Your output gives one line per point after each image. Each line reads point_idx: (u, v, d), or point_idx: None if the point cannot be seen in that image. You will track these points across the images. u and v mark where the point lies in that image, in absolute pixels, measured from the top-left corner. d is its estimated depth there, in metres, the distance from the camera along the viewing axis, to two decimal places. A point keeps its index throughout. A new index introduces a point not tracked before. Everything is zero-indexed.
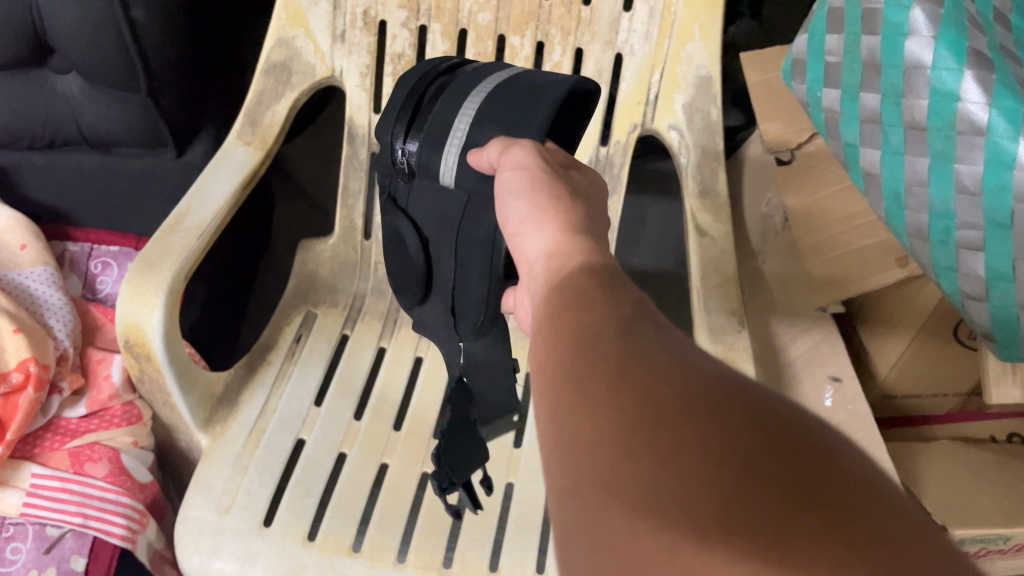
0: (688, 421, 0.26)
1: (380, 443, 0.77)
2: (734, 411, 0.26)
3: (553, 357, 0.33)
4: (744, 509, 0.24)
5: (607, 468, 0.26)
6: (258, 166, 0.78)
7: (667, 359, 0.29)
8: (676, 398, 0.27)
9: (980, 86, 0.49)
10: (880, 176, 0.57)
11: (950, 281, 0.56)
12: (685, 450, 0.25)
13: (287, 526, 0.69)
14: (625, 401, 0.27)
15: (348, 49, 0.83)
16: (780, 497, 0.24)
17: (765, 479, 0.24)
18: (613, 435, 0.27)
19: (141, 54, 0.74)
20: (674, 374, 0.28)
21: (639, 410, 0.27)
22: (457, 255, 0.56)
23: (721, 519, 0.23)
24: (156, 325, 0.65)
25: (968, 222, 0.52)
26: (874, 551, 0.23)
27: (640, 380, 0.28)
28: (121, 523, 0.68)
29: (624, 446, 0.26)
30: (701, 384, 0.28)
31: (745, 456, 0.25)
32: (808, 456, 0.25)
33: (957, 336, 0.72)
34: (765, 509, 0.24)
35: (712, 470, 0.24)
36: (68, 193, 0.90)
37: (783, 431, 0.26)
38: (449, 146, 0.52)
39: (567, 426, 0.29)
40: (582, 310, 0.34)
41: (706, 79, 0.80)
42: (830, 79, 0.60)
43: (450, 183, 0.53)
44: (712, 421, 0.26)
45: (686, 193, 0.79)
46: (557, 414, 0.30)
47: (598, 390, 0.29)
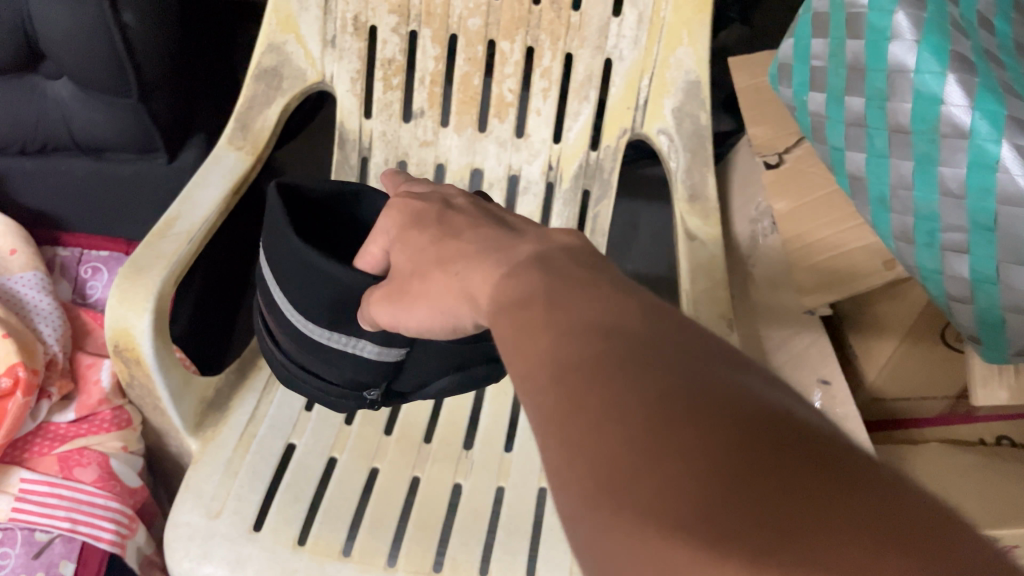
0: (663, 410, 0.24)
1: (371, 448, 0.77)
2: (708, 397, 0.25)
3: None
4: (730, 504, 0.22)
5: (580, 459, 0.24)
6: (249, 171, 0.78)
7: (634, 335, 0.27)
8: (643, 395, 0.25)
9: (962, 89, 0.49)
10: (866, 179, 0.57)
11: (935, 283, 0.56)
12: (662, 443, 0.23)
13: (278, 531, 0.69)
14: (589, 386, 0.26)
15: (339, 54, 0.84)
16: (767, 483, 0.22)
17: (749, 467, 0.23)
18: (586, 424, 0.25)
19: (132, 59, 0.74)
20: (642, 356, 0.26)
21: (610, 397, 0.25)
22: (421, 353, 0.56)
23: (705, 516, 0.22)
24: (146, 329, 0.66)
25: (952, 224, 0.52)
26: (878, 544, 0.21)
27: (607, 363, 0.26)
28: (109, 528, 0.68)
29: (595, 458, 0.24)
30: (672, 369, 0.26)
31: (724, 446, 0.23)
32: (789, 434, 0.24)
33: (946, 339, 0.73)
34: (752, 501, 0.22)
35: (692, 461, 0.23)
36: (59, 198, 0.90)
37: (764, 423, 0.24)
38: (335, 338, 0.52)
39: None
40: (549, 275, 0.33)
41: (695, 84, 0.81)
42: (816, 83, 0.61)
43: (379, 359, 0.52)
44: (684, 410, 0.24)
45: (675, 198, 0.80)
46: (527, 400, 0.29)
47: (563, 369, 0.27)
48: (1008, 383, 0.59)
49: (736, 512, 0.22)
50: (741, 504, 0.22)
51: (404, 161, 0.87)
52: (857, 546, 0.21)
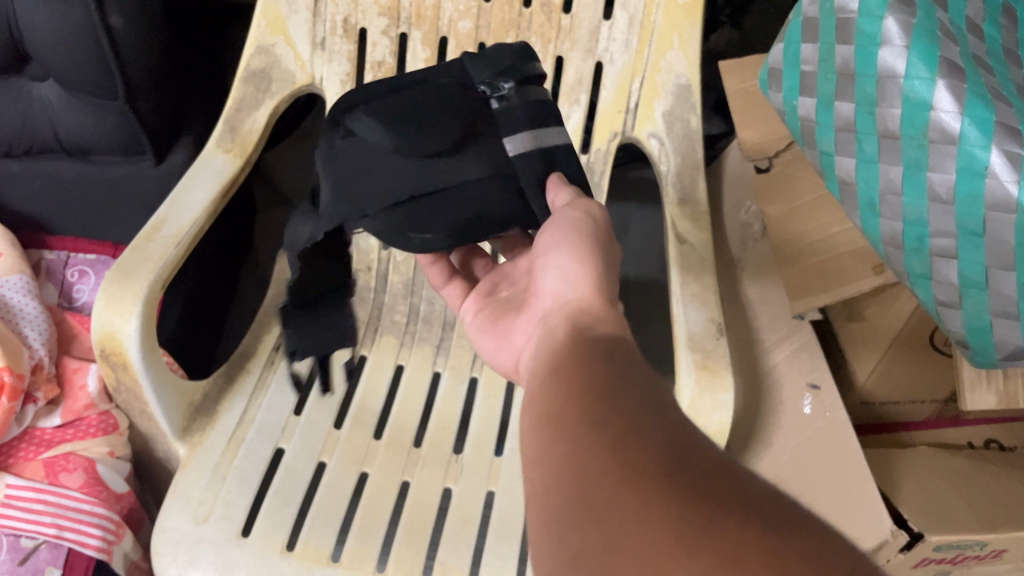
0: (660, 459, 0.31)
1: (360, 452, 0.77)
2: (695, 459, 0.31)
3: (539, 407, 0.37)
4: (699, 518, 0.28)
5: (591, 490, 0.30)
6: (238, 174, 0.78)
7: (648, 407, 0.34)
8: (661, 457, 0.31)
9: (952, 95, 0.49)
10: (855, 184, 0.57)
11: (924, 288, 0.56)
12: (655, 479, 0.29)
13: (266, 537, 0.69)
14: (604, 439, 0.32)
15: (328, 56, 0.83)
16: (732, 510, 0.28)
17: (721, 527, 0.27)
18: (598, 464, 0.31)
19: (117, 60, 0.74)
20: (651, 421, 0.33)
21: (619, 445, 0.31)
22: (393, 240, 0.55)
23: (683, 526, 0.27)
24: (132, 334, 0.65)
25: (941, 230, 0.52)
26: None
27: (623, 424, 0.33)
28: (96, 533, 0.67)
29: (611, 493, 0.30)
30: (671, 433, 0.32)
31: (704, 489, 0.29)
32: (772, 511, 0.29)
33: (934, 344, 0.73)
34: (717, 520, 0.28)
35: (679, 494, 0.29)
36: (44, 202, 0.89)
37: (752, 499, 0.29)
38: (538, 134, 0.52)
39: (536, 467, 0.34)
40: (570, 361, 0.39)
41: (685, 88, 0.81)
42: (806, 88, 0.60)
43: (512, 147, 0.51)
44: (678, 466, 0.30)
45: (665, 202, 0.79)
46: (540, 460, 0.34)
47: (583, 426, 0.33)
48: (996, 389, 0.59)
49: (707, 524, 0.27)
50: (707, 522, 0.27)
51: None
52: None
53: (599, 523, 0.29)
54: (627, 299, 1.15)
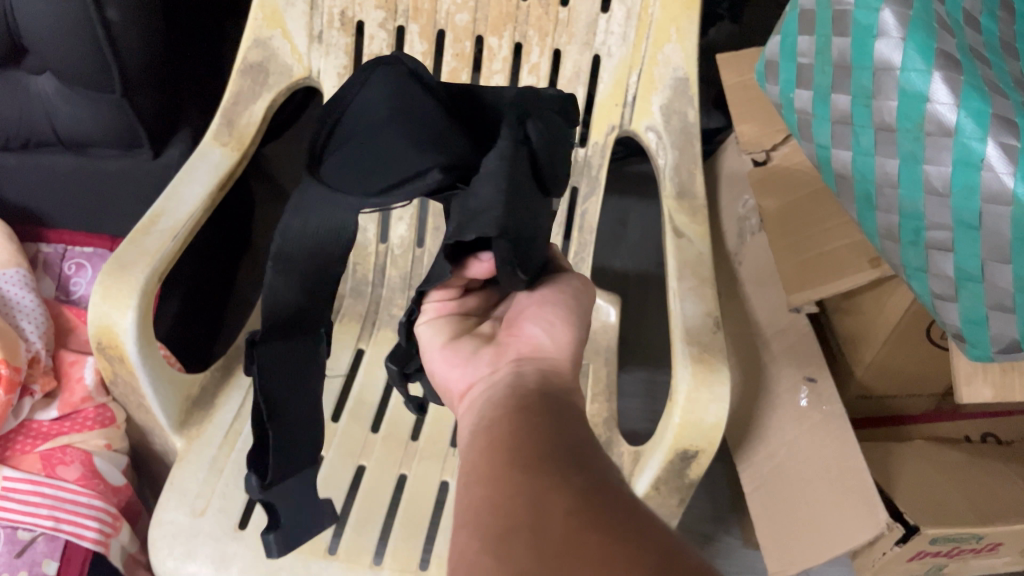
0: (610, 500, 0.31)
1: (357, 445, 0.77)
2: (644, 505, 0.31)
3: (506, 440, 0.37)
4: (641, 546, 0.28)
5: (542, 512, 0.30)
6: (234, 167, 0.78)
7: (605, 464, 0.35)
8: (631, 516, 0.30)
9: (948, 87, 0.49)
10: (852, 177, 0.57)
11: (921, 281, 0.56)
12: (602, 513, 0.30)
13: (263, 529, 0.69)
14: (560, 478, 0.32)
15: (325, 49, 0.83)
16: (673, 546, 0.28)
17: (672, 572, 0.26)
18: (551, 494, 0.31)
19: (114, 52, 0.74)
20: (607, 474, 0.34)
21: (574, 485, 0.32)
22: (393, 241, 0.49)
23: (626, 548, 0.28)
24: (129, 326, 0.65)
25: (937, 223, 0.52)
26: None
27: (580, 471, 0.33)
28: (93, 526, 0.67)
29: (571, 525, 0.29)
30: (623, 486, 0.33)
31: (650, 525, 0.30)
32: None
33: (931, 337, 0.72)
34: (659, 550, 0.28)
35: (626, 527, 0.29)
36: (42, 195, 0.89)
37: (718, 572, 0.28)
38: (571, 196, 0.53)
39: (490, 488, 0.34)
40: (535, 413, 0.40)
41: (682, 81, 0.80)
42: (803, 81, 0.60)
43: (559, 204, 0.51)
44: (647, 525, 0.30)
45: (663, 195, 0.79)
46: (496, 484, 0.34)
47: (542, 465, 0.34)
48: (993, 382, 0.59)
49: (649, 551, 0.28)
50: (648, 549, 0.28)
51: None
52: None
53: (546, 537, 0.29)
54: (625, 293, 1.15)
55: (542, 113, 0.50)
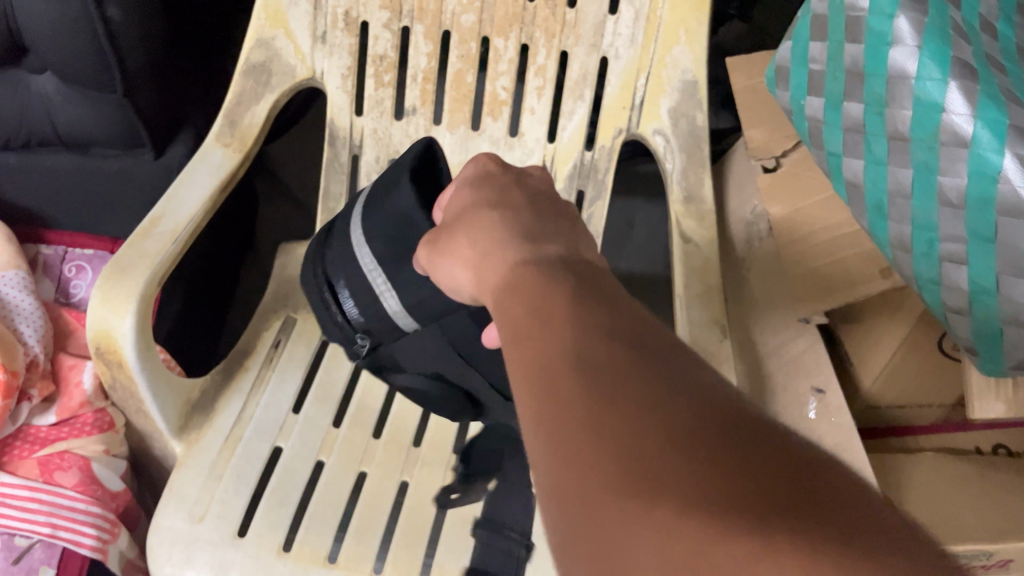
0: (699, 421, 0.27)
1: (358, 451, 0.76)
2: (731, 416, 0.28)
3: (535, 340, 0.33)
4: (754, 497, 0.25)
5: (608, 424, 0.28)
6: (237, 169, 0.77)
7: (669, 362, 0.31)
8: (638, 384, 0.29)
9: (964, 97, 0.48)
10: (863, 186, 0.56)
11: (932, 294, 0.55)
12: (611, 388, 0.29)
13: (262, 536, 0.68)
14: (614, 372, 0.30)
15: (329, 50, 0.82)
16: (787, 484, 0.25)
17: (687, 457, 0.26)
18: (633, 425, 0.28)
19: (115, 51, 0.73)
20: (681, 379, 0.30)
21: (654, 408, 0.28)
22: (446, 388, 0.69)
23: (742, 508, 0.24)
24: (127, 331, 0.64)
25: (950, 235, 0.51)
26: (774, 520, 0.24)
27: (655, 382, 0.29)
28: (91, 533, 0.66)
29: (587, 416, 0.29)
30: (699, 389, 0.29)
31: (754, 453, 0.26)
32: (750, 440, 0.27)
33: (942, 348, 0.71)
34: (773, 495, 0.25)
35: (735, 467, 0.26)
36: (44, 195, 0.88)
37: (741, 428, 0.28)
38: (386, 297, 0.61)
39: (549, 412, 0.30)
40: (546, 285, 0.35)
41: (691, 84, 0.79)
42: (814, 87, 0.59)
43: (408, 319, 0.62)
44: (664, 393, 0.29)
45: (670, 199, 0.78)
46: (556, 406, 0.30)
47: (559, 361, 0.31)
48: (1005, 397, 0.58)
49: (689, 460, 0.26)
50: (763, 499, 0.25)
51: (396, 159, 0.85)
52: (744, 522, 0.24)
53: (645, 494, 0.26)
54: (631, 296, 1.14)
55: (351, 287, 0.63)
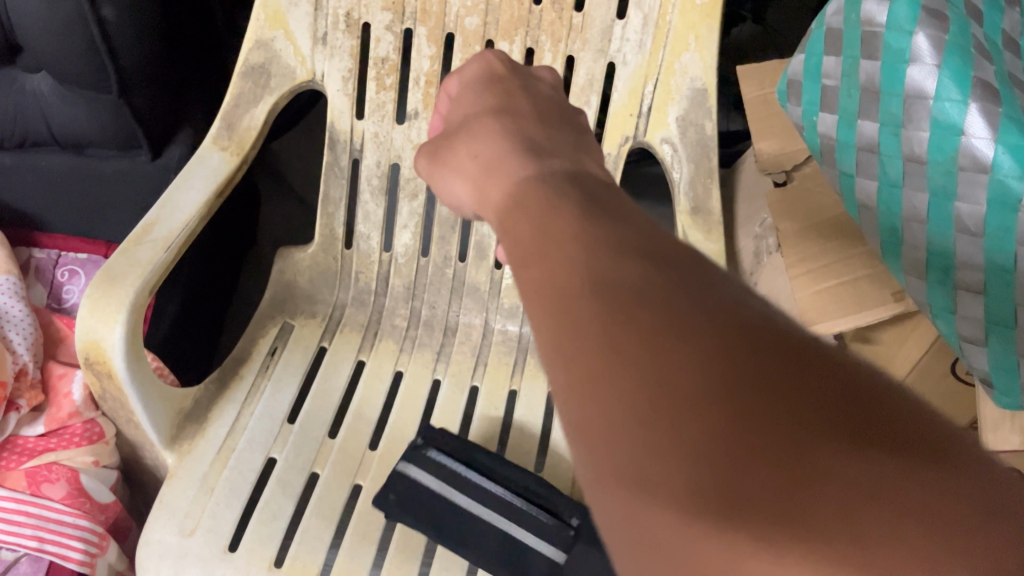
0: (742, 355, 0.23)
1: (354, 462, 0.74)
2: (779, 346, 0.24)
3: (545, 265, 0.27)
4: (819, 472, 0.21)
5: (625, 343, 0.24)
6: (234, 173, 0.75)
7: (701, 279, 0.26)
8: (667, 297, 0.25)
9: (985, 121, 0.46)
10: (877, 208, 0.54)
11: (946, 322, 0.53)
12: (634, 297, 0.25)
13: (253, 551, 0.67)
14: (642, 280, 0.25)
15: (330, 52, 0.80)
16: (846, 435, 0.22)
17: (712, 391, 0.23)
18: (672, 372, 0.23)
19: (111, 54, 0.71)
20: (716, 299, 0.25)
21: (698, 348, 0.24)
22: (513, 511, 0.70)
23: (770, 472, 0.21)
24: (117, 343, 0.63)
25: (967, 262, 0.49)
26: (801, 485, 0.21)
27: (685, 308, 0.25)
28: (78, 547, 0.65)
29: (604, 328, 0.25)
30: (738, 311, 0.25)
31: (820, 405, 0.22)
32: (793, 368, 0.23)
33: (955, 370, 0.69)
34: (843, 467, 0.21)
35: (786, 418, 0.22)
36: (38, 198, 0.87)
37: (788, 352, 0.24)
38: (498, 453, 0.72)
39: (557, 335, 0.26)
40: (554, 205, 0.30)
41: (700, 92, 0.77)
42: (826, 104, 0.57)
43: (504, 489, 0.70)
44: (696, 310, 0.25)
45: (677, 209, 0.77)
46: (572, 337, 0.25)
47: (573, 273, 0.26)
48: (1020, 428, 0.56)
49: (716, 398, 0.23)
50: (808, 469, 0.21)
51: (397, 163, 0.83)
52: (766, 488, 0.21)
53: (679, 456, 0.22)
54: None
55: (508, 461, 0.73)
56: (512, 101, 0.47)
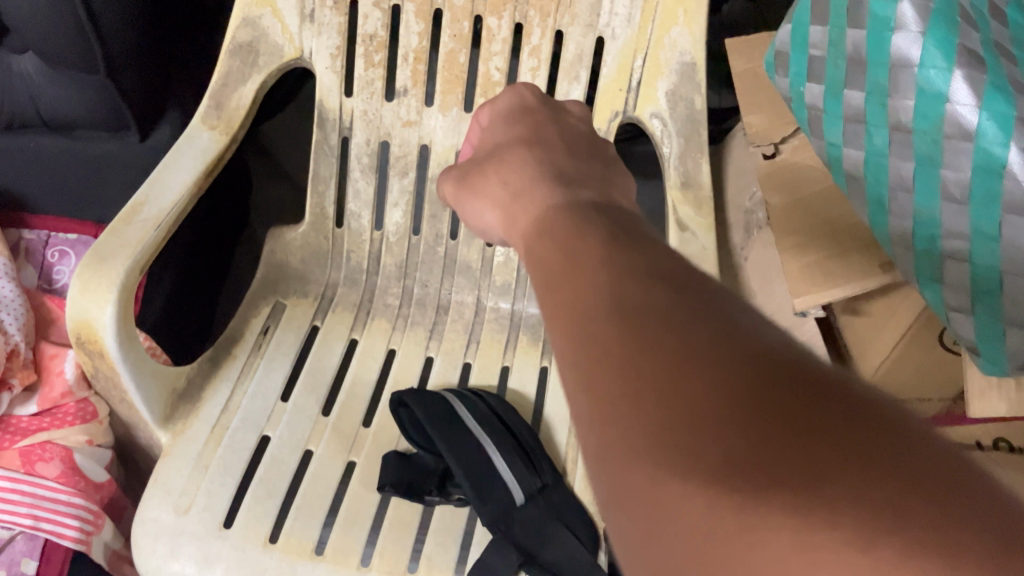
0: (749, 369, 0.25)
1: (348, 439, 0.75)
2: (781, 358, 0.26)
3: (574, 292, 0.30)
4: (819, 468, 0.22)
5: (641, 359, 0.26)
6: (223, 152, 0.75)
7: (718, 309, 0.28)
8: (682, 322, 0.27)
9: (971, 88, 0.46)
10: (864, 179, 0.54)
11: (934, 292, 0.53)
12: (651, 321, 0.27)
13: (248, 529, 0.68)
14: (658, 307, 0.28)
15: (318, 29, 0.79)
16: (844, 422, 0.23)
17: (719, 399, 0.24)
18: (683, 385, 0.25)
19: (98, 33, 0.71)
20: (724, 317, 0.27)
21: (709, 365, 0.25)
22: (503, 444, 0.72)
23: (771, 470, 0.23)
24: (108, 322, 0.63)
25: (953, 231, 0.49)
26: (801, 479, 0.22)
27: (695, 323, 0.27)
28: (74, 524, 0.66)
29: (622, 349, 0.27)
30: (745, 329, 0.27)
31: (822, 414, 0.24)
32: (798, 385, 0.25)
33: (942, 342, 0.69)
34: (842, 464, 0.22)
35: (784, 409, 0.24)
36: (26, 180, 0.87)
37: (797, 372, 0.25)
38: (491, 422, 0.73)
39: (581, 356, 0.28)
40: (581, 243, 0.33)
41: (690, 66, 0.76)
42: (814, 74, 0.57)
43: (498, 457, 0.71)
44: (709, 333, 0.26)
45: (668, 184, 0.77)
46: (593, 358, 0.27)
47: (596, 301, 0.29)
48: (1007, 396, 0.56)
49: (723, 406, 0.24)
50: (808, 464, 0.22)
51: (387, 141, 0.83)
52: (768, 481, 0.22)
53: (686, 455, 0.24)
54: None
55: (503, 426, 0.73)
56: (543, 136, 0.49)
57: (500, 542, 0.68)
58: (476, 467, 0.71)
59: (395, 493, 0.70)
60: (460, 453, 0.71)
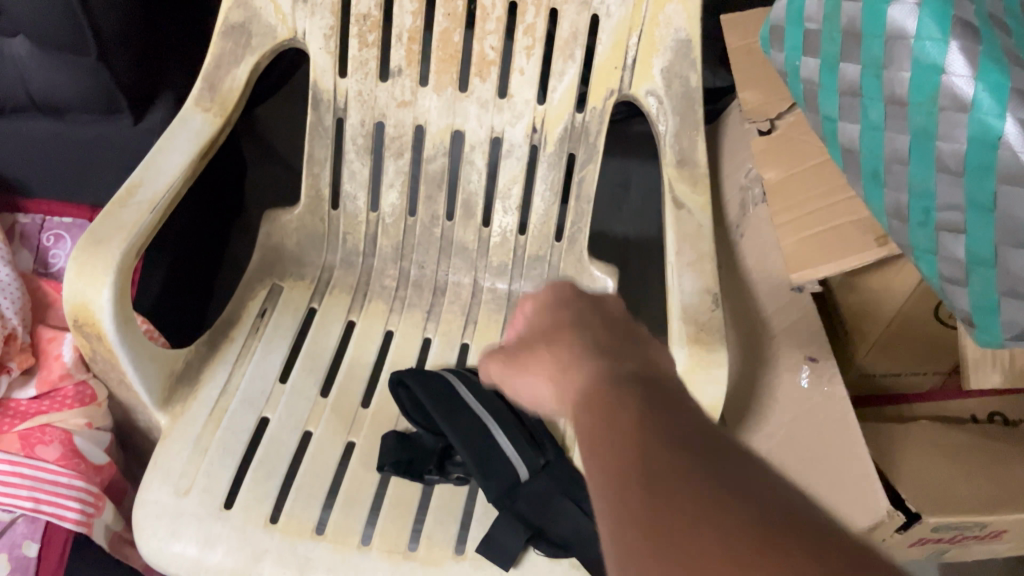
0: (744, 504, 0.29)
1: (347, 419, 0.75)
2: (776, 497, 0.29)
3: (607, 426, 0.34)
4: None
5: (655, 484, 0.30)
6: (217, 135, 0.75)
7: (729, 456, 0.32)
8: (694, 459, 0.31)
9: (966, 59, 0.46)
10: (860, 152, 0.54)
11: (929, 264, 0.53)
12: (668, 454, 0.31)
13: (248, 509, 0.68)
14: (675, 445, 0.32)
15: (311, 9, 0.79)
16: (817, 549, 0.27)
17: (715, 523, 0.28)
18: (686, 506, 0.29)
19: (88, 15, 0.71)
20: (746, 479, 0.30)
21: (712, 496, 0.29)
22: (505, 422, 0.72)
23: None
24: (105, 305, 0.63)
25: (948, 203, 0.49)
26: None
27: (705, 463, 0.31)
28: (74, 507, 0.66)
29: (641, 474, 0.31)
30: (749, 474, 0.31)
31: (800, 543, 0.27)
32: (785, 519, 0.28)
33: (936, 315, 0.70)
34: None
35: (791, 558, 0.26)
36: (20, 164, 0.86)
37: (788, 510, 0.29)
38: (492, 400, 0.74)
39: (606, 477, 0.32)
40: (621, 394, 0.36)
41: (685, 43, 0.76)
42: (809, 48, 0.57)
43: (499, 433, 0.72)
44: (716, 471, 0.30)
45: (663, 163, 0.77)
46: (617, 477, 0.32)
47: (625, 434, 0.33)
48: (1001, 367, 0.57)
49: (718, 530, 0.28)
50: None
51: (381, 122, 0.82)
52: None
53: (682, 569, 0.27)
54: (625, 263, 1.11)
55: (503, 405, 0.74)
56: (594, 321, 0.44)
57: (501, 515, 0.68)
58: (478, 442, 0.71)
59: (395, 472, 0.71)
60: (461, 428, 0.72)
